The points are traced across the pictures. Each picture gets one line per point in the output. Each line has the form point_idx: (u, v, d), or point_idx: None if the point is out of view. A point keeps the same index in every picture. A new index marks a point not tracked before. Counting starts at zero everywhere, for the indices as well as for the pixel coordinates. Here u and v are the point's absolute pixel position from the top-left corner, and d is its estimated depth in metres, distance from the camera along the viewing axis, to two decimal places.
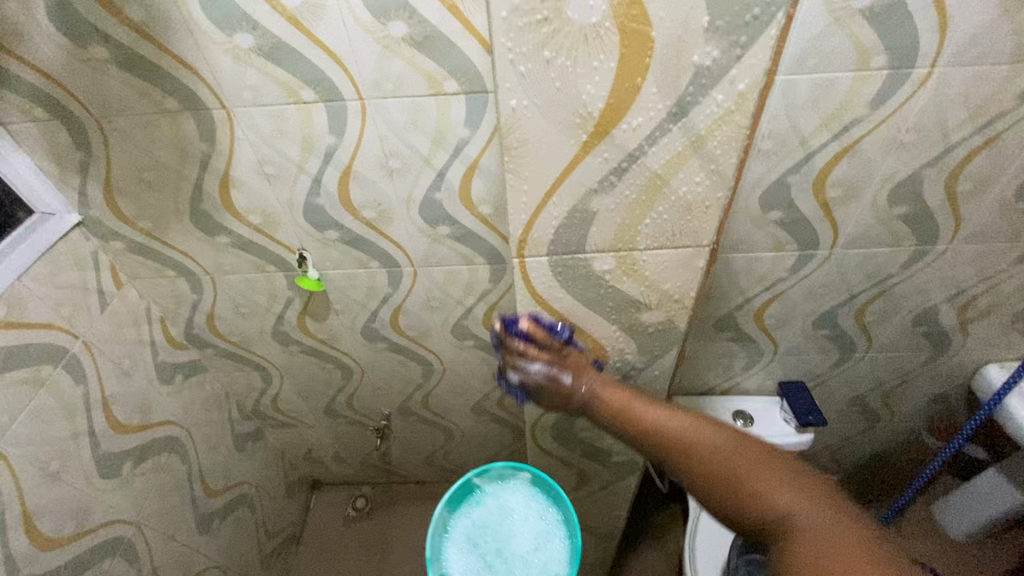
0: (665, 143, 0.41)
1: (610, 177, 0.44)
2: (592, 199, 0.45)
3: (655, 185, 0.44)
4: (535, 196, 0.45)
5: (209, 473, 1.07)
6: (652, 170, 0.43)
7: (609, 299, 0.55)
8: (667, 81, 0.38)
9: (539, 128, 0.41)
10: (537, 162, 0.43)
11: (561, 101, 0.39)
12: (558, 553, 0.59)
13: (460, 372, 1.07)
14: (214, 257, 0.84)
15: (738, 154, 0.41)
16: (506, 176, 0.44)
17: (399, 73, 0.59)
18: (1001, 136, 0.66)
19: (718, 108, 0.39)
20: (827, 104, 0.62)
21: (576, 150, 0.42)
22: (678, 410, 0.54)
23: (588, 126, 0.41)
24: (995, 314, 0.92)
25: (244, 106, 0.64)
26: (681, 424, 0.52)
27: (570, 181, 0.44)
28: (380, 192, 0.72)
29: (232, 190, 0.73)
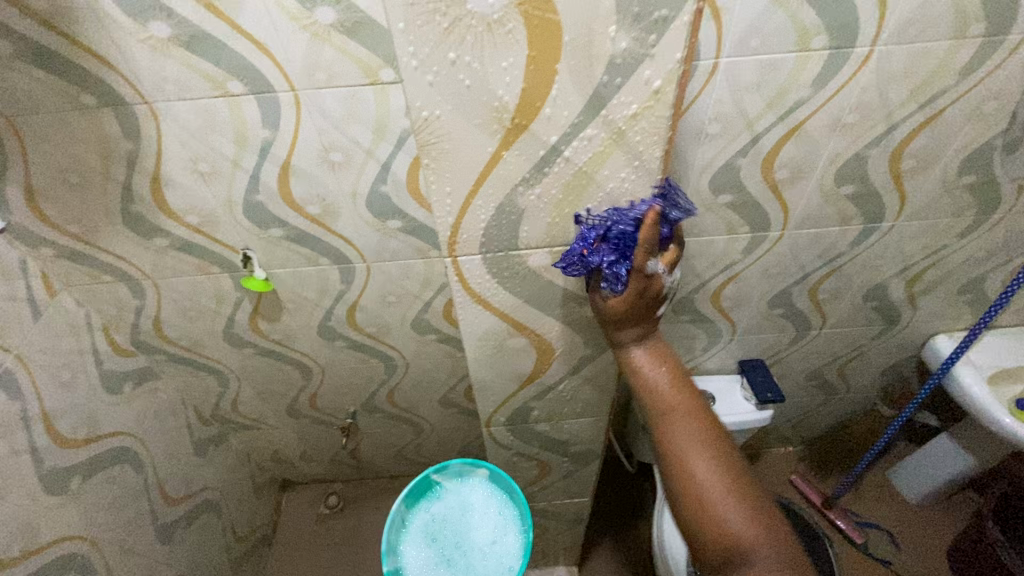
0: (587, 135, 0.40)
1: (535, 170, 0.43)
2: (516, 196, 0.44)
3: (581, 182, 0.44)
4: (460, 195, 0.44)
5: (167, 481, 1.04)
6: (577, 166, 0.43)
7: (550, 295, 0.54)
8: (580, 72, 0.37)
9: (453, 124, 0.39)
10: (456, 160, 0.42)
11: (473, 96, 0.38)
12: (514, 547, 0.58)
13: (423, 366, 1.05)
14: (153, 260, 0.80)
15: (661, 148, 0.41)
16: (430, 172, 0.42)
17: (331, 62, 0.56)
18: (941, 114, 0.67)
19: (638, 98, 0.38)
20: (770, 86, 0.62)
21: (495, 146, 0.41)
22: (695, 417, 0.49)
23: (505, 119, 0.39)
24: (941, 286, 0.95)
25: (167, 100, 0.60)
26: (687, 435, 0.48)
27: (494, 177, 0.43)
28: (322, 187, 0.69)
29: (164, 190, 0.70)
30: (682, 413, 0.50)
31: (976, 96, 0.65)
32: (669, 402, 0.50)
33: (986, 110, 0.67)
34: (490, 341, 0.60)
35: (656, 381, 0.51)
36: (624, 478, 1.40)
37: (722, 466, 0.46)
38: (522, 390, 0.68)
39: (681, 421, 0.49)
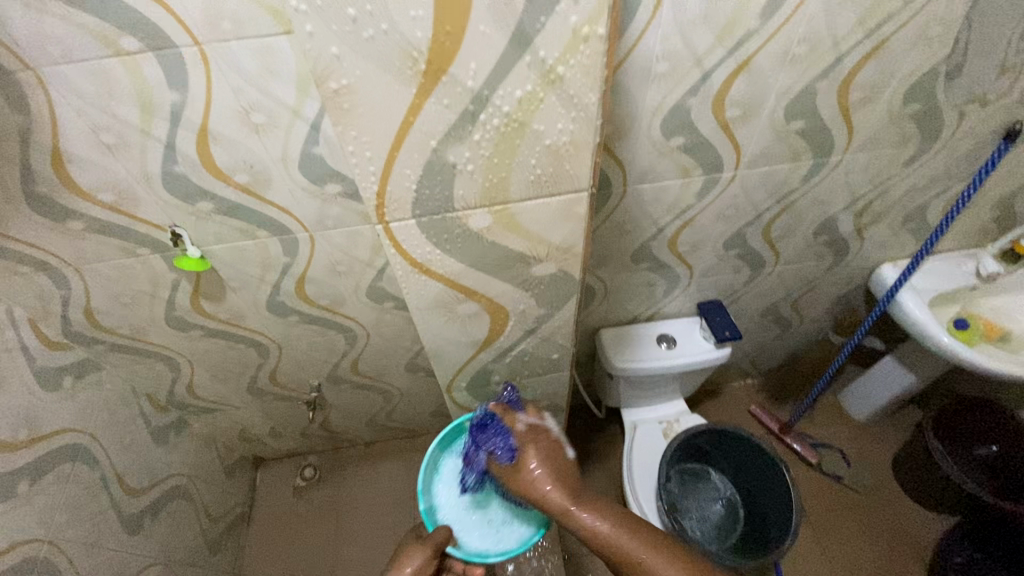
0: (517, 81, 0.37)
1: (466, 122, 0.39)
2: (447, 151, 0.41)
3: (514, 131, 0.40)
4: (382, 151, 0.40)
5: (127, 473, 1.00)
6: (507, 114, 0.39)
7: (497, 256, 0.52)
8: (501, 6, 0.33)
9: (364, 71, 0.35)
10: (373, 113, 0.38)
11: (381, 39, 0.34)
12: None
13: (384, 334, 1.03)
14: (72, 245, 0.73)
15: (598, 89, 0.38)
16: (344, 130, 0.39)
17: (235, 10, 0.50)
18: (887, 41, 0.65)
19: (573, 34, 0.35)
20: (717, 18, 0.59)
21: (415, 94, 0.37)
22: (607, 514, 0.62)
23: (420, 66, 0.35)
24: (887, 217, 0.97)
25: (51, 63, 0.52)
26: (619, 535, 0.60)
27: (419, 130, 0.39)
28: (247, 152, 0.64)
29: (68, 167, 0.62)
30: (595, 508, 0.62)
31: (921, 21, 0.64)
32: (586, 511, 0.62)
33: (931, 35, 0.66)
34: (442, 306, 0.58)
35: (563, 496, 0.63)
36: (594, 424, 1.44)
37: (620, 518, 0.62)
38: (480, 352, 0.68)
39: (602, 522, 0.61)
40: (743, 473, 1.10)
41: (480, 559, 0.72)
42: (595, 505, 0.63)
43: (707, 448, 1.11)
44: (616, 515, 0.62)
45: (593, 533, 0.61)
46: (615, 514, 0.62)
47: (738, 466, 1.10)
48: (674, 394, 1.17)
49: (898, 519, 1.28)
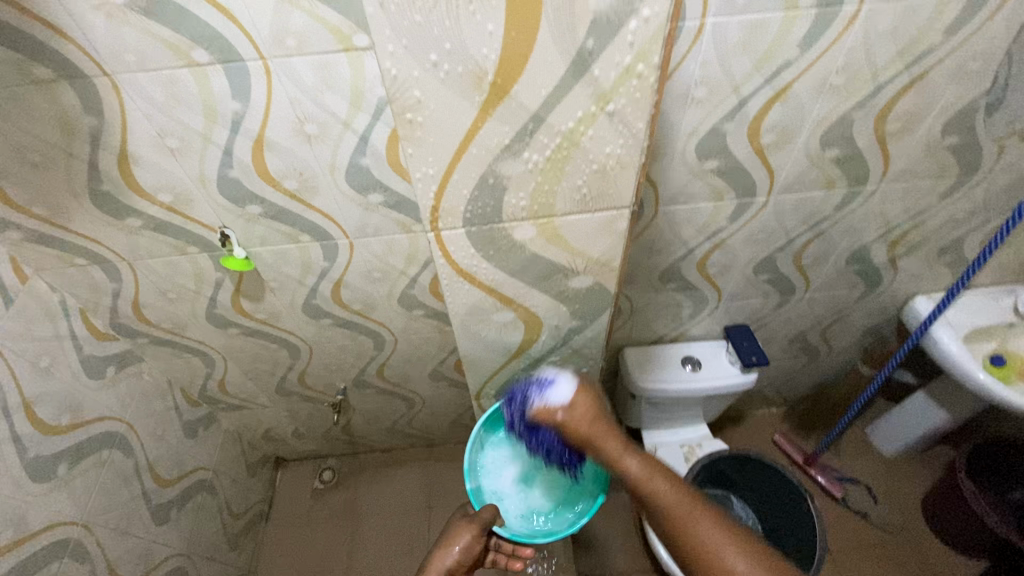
0: (572, 101, 0.39)
1: (519, 139, 0.41)
2: (499, 166, 0.43)
3: (567, 147, 0.42)
4: (439, 166, 0.43)
5: (159, 464, 1.04)
6: (560, 132, 0.41)
7: (537, 267, 0.54)
8: (564, 32, 0.35)
9: (428, 92, 0.38)
10: (432, 129, 0.40)
11: (450, 62, 0.36)
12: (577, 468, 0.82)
13: (412, 341, 1.05)
14: (128, 241, 0.77)
15: (649, 110, 0.40)
16: (407, 146, 0.41)
17: (299, 27, 0.53)
18: (926, 74, 0.66)
19: (627, 60, 0.37)
20: (757, 48, 0.60)
21: (476, 112, 0.39)
22: (645, 466, 0.64)
23: (484, 87, 0.38)
24: (922, 248, 0.96)
25: (128, 71, 0.57)
26: (656, 485, 0.63)
27: (474, 147, 0.42)
28: (298, 160, 0.67)
29: (133, 168, 0.67)
30: (635, 458, 0.65)
31: (962, 56, 0.64)
32: (629, 462, 0.64)
33: (972, 69, 0.66)
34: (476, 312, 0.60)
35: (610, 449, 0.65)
36: None
37: (656, 473, 0.64)
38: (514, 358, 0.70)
39: (642, 473, 0.64)
40: (766, 504, 1.07)
41: (525, 539, 0.79)
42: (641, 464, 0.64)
43: (729, 474, 1.09)
44: (654, 470, 0.64)
45: (636, 480, 0.64)
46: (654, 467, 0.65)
47: (765, 497, 1.08)
48: (696, 417, 1.16)
49: (926, 563, 1.23)
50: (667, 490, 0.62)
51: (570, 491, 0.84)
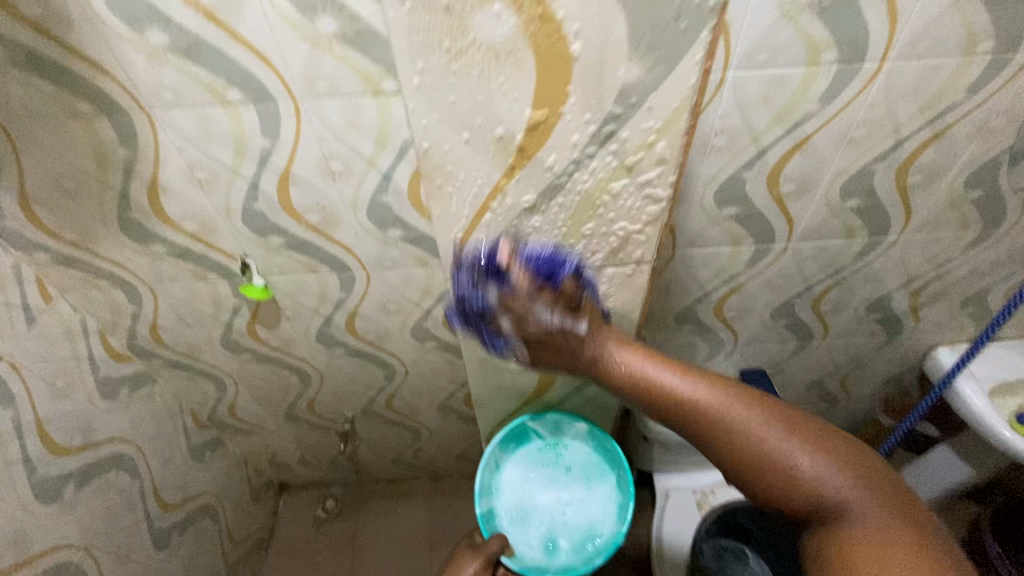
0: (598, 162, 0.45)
1: (544, 196, 0.48)
2: (524, 219, 0.50)
3: (590, 203, 0.49)
4: (469, 215, 0.51)
5: (164, 487, 1.03)
6: (584, 189, 0.47)
7: None
8: (589, 101, 0.41)
9: (459, 149, 0.45)
10: (464, 180, 0.47)
11: (479, 125, 0.43)
12: (600, 502, 0.80)
13: (423, 373, 1.04)
14: (151, 266, 0.79)
15: (671, 176, 0.45)
16: (443, 192, 0.49)
17: (331, 71, 0.55)
18: (950, 129, 0.66)
19: (652, 126, 0.42)
20: (777, 100, 0.61)
21: (502, 170, 0.46)
22: (749, 402, 0.48)
23: (508, 148, 0.44)
24: (945, 298, 0.94)
25: (165, 107, 0.59)
26: (771, 433, 0.46)
27: (498, 197, 0.48)
28: (321, 195, 0.68)
29: (162, 197, 0.69)
30: (729, 393, 0.49)
31: (985, 113, 0.64)
32: (720, 411, 0.48)
33: (995, 126, 0.66)
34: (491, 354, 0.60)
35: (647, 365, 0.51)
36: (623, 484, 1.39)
37: (756, 400, 0.48)
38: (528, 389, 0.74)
39: (735, 406, 0.48)
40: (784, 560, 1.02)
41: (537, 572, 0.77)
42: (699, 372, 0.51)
43: (745, 527, 1.04)
44: (751, 399, 0.48)
45: (734, 441, 0.47)
46: (730, 386, 0.50)
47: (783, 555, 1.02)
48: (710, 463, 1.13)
49: None
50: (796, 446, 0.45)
51: (588, 531, 0.79)
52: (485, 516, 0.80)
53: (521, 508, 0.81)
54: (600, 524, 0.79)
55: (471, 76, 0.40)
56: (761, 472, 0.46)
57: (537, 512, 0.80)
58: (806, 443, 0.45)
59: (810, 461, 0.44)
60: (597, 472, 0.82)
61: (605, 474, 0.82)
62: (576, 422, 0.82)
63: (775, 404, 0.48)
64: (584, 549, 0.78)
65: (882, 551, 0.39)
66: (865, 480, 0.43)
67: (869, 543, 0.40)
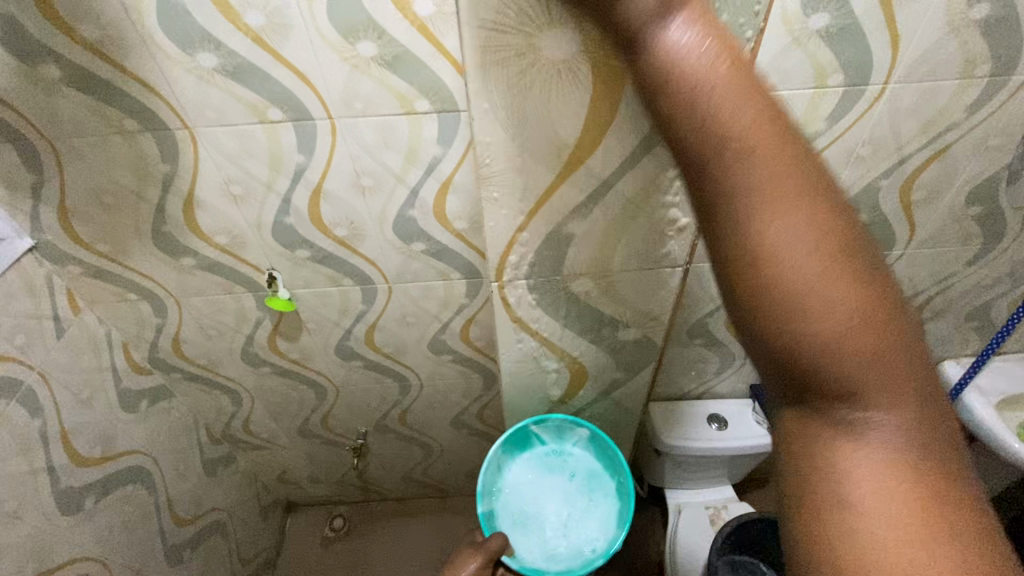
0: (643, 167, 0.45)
1: (587, 202, 0.47)
2: (566, 225, 0.49)
3: (633, 208, 0.48)
4: (510, 226, 0.49)
5: (178, 502, 1.03)
6: (626, 196, 0.47)
7: (590, 318, 0.60)
8: (641, 109, 0.42)
9: (511, 158, 0.44)
10: (510, 189, 0.46)
11: (536, 134, 0.42)
12: (602, 508, 0.74)
13: (438, 387, 1.06)
14: (179, 279, 0.81)
15: None
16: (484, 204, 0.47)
17: (368, 92, 0.59)
18: (950, 148, 0.69)
19: None
20: (787, 120, 0.65)
21: (552, 178, 0.45)
22: (818, 247, 0.30)
23: (563, 157, 0.43)
24: (950, 313, 0.97)
25: (207, 125, 0.62)
26: (880, 361, 0.30)
27: (546, 209, 0.47)
28: (350, 210, 0.71)
29: (196, 211, 0.71)
30: (794, 216, 0.30)
31: (983, 132, 0.68)
32: (766, 232, 0.30)
33: (993, 145, 0.69)
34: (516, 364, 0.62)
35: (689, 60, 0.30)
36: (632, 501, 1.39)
37: (830, 248, 0.30)
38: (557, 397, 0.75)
39: (793, 224, 0.30)
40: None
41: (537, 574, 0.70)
42: (765, 136, 0.30)
43: (760, 542, 1.04)
44: (819, 228, 0.30)
45: (773, 267, 0.30)
46: (812, 196, 0.31)
47: None
48: (722, 478, 1.13)
49: None
50: (847, 327, 0.30)
51: (589, 540, 0.73)
52: (484, 517, 0.74)
53: (521, 512, 0.74)
54: (603, 536, 0.72)
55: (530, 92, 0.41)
56: (798, 327, 0.30)
57: (537, 515, 0.74)
58: (858, 319, 0.30)
59: (852, 355, 0.30)
60: (601, 479, 0.76)
61: (607, 482, 0.75)
62: (578, 427, 0.74)
63: (857, 267, 0.30)
64: (584, 558, 0.72)
65: (878, 485, 0.30)
66: (905, 406, 0.30)
67: (863, 475, 0.30)
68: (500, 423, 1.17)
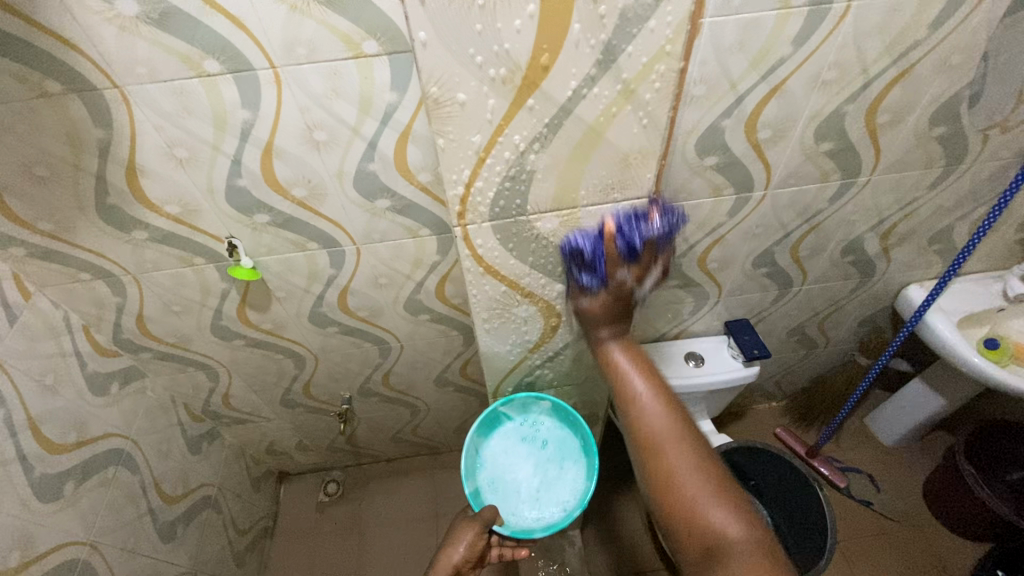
0: (600, 90, 0.45)
1: (543, 133, 0.48)
2: (526, 158, 0.50)
3: (593, 136, 0.49)
4: (468, 163, 0.49)
5: (164, 480, 1.02)
6: (587, 122, 0.47)
7: (554, 258, 0.61)
8: (591, 23, 0.41)
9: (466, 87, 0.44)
10: (463, 125, 0.46)
11: (484, 60, 0.42)
12: (574, 469, 0.82)
13: (418, 347, 1.05)
14: (133, 254, 0.77)
15: (670, 103, 0.47)
16: (437, 139, 0.47)
17: (310, 35, 0.55)
18: (915, 67, 0.69)
19: (647, 53, 0.43)
20: (752, 46, 0.63)
21: (510, 103, 0.45)
22: (694, 462, 0.55)
23: (516, 78, 0.43)
24: (914, 237, 0.99)
25: (139, 83, 0.57)
26: (705, 498, 0.52)
27: (505, 136, 0.47)
28: (306, 167, 0.68)
29: (141, 180, 0.67)
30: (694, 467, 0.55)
31: (948, 47, 0.67)
32: (680, 482, 0.54)
33: (955, 62, 0.69)
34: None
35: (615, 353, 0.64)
36: (618, 443, 1.43)
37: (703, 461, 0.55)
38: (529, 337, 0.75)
39: (685, 459, 0.55)
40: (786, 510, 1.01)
41: (524, 533, 0.76)
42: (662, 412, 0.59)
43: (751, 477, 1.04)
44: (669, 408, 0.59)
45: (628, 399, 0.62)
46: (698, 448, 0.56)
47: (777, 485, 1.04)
48: (700, 412, 1.18)
49: (931, 549, 1.24)
50: (691, 464, 0.55)
51: (565, 499, 0.80)
52: (471, 494, 0.80)
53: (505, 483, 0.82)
54: (576, 493, 0.80)
55: (475, 4, 0.39)
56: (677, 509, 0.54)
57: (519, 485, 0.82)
58: (692, 459, 0.55)
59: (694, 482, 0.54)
60: (569, 446, 0.85)
61: (573, 446, 0.85)
62: (541, 399, 0.84)
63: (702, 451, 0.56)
64: (562, 515, 0.79)
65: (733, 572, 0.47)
66: (739, 516, 0.51)
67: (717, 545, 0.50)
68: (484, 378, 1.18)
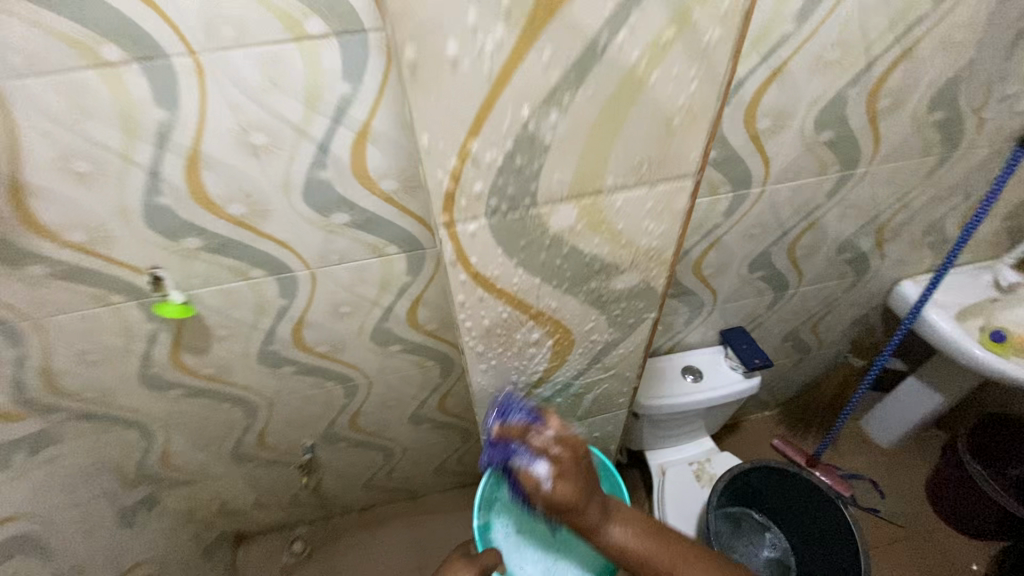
0: (641, 22, 0.34)
1: (563, 89, 0.36)
2: (539, 126, 0.38)
3: (631, 87, 0.37)
4: (458, 138, 0.37)
5: (89, 566, 0.85)
6: (623, 70, 0.36)
7: (568, 259, 0.49)
8: None
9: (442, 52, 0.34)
10: (454, 84, 0.34)
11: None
12: None
13: (389, 382, 0.92)
14: (28, 295, 0.62)
15: (732, 40, 0.36)
16: (410, 104, 0.35)
17: (239, 12, 0.44)
18: (919, 44, 0.64)
19: None
20: (752, 23, 0.56)
21: (517, 42, 0.33)
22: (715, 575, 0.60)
23: (526, 4, 0.32)
24: (907, 230, 0.95)
25: (14, 77, 0.45)
26: None
27: (510, 92, 0.35)
28: (244, 179, 0.56)
29: (29, 202, 0.53)
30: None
31: (952, 23, 0.62)
32: None
33: (958, 40, 0.65)
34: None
35: (612, 530, 0.63)
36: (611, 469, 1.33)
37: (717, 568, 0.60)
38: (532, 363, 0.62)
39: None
40: (806, 530, 0.93)
41: None
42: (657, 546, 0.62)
43: (762, 497, 0.97)
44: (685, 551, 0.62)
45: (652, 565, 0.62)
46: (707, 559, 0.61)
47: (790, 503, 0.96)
48: (699, 429, 1.09)
49: (945, 554, 1.19)
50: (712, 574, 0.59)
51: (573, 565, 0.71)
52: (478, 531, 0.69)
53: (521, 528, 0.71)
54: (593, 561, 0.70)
55: None
56: None
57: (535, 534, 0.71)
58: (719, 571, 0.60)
59: None
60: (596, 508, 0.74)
61: None
62: (587, 453, 0.72)
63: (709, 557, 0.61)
64: None
65: None
66: None
67: None
68: (464, 411, 1.06)
